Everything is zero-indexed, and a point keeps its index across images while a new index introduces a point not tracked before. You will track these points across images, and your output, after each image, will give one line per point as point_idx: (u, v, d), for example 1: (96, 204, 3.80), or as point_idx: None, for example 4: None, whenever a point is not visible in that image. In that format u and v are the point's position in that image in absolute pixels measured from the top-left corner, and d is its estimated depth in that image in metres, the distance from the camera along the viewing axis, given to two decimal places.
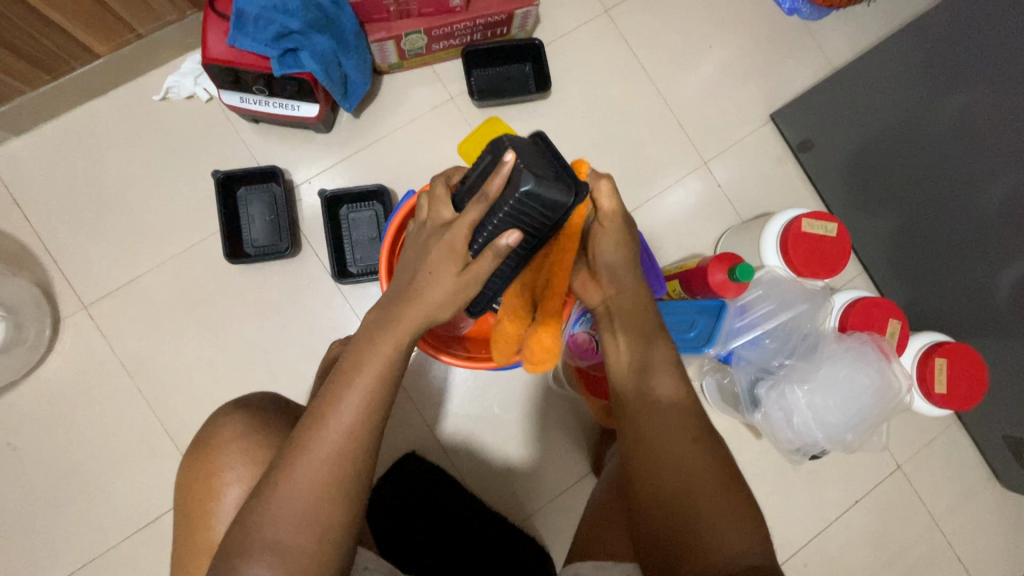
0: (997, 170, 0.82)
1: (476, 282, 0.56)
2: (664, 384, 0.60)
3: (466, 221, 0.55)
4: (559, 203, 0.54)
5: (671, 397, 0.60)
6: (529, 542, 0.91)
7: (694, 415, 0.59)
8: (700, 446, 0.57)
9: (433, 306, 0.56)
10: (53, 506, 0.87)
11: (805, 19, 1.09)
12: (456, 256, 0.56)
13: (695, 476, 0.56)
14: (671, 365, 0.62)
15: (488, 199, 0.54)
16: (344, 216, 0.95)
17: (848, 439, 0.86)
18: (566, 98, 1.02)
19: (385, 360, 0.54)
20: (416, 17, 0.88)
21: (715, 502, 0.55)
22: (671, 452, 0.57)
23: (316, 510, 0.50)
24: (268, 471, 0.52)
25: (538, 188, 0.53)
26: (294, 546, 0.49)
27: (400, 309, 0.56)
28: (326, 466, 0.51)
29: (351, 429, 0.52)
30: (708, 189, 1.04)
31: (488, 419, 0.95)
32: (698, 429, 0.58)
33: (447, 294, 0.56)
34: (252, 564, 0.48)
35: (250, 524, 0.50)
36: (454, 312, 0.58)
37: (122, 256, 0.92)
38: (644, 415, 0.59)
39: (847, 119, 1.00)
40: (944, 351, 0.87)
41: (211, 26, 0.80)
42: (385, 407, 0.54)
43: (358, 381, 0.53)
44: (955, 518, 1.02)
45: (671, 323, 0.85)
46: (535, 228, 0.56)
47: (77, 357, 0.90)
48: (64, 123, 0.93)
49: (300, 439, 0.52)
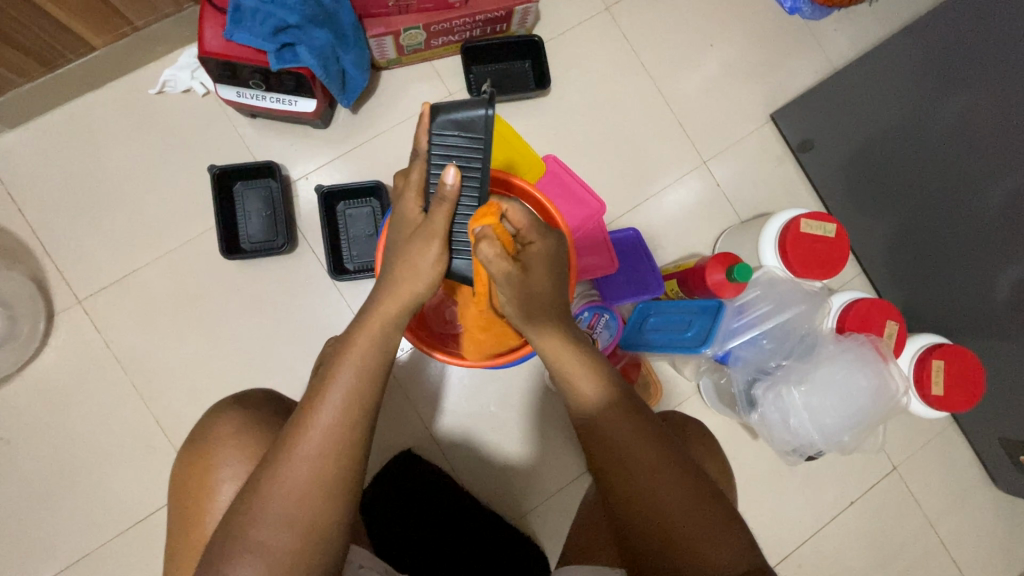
0: (993, 175, 0.82)
1: (433, 236, 0.57)
2: (602, 408, 0.58)
3: (411, 182, 0.59)
4: (482, 121, 0.57)
5: (624, 429, 0.56)
6: (523, 541, 0.91)
7: (656, 443, 0.56)
8: (669, 473, 0.55)
9: (405, 278, 0.58)
10: (46, 501, 0.87)
11: (806, 19, 1.09)
12: (415, 220, 0.60)
13: (666, 506, 0.54)
14: (598, 378, 0.59)
15: (420, 153, 0.58)
16: (341, 212, 0.94)
17: (844, 440, 0.86)
18: (566, 95, 1.01)
19: (362, 354, 0.55)
20: (415, 13, 0.87)
21: (691, 527, 0.54)
22: (636, 483, 0.55)
23: (299, 510, 0.49)
24: (257, 469, 0.51)
25: (455, 118, 0.57)
26: (277, 546, 0.48)
27: (378, 294, 0.58)
28: (310, 464, 0.50)
29: (333, 426, 0.52)
30: (706, 188, 1.04)
31: (484, 417, 0.95)
32: (662, 457, 0.55)
33: (415, 260, 0.58)
34: (239, 564, 0.48)
35: (236, 523, 0.49)
36: (426, 286, 0.59)
37: (117, 250, 0.92)
38: (604, 449, 0.57)
39: (850, 120, 0.99)
40: (942, 353, 0.87)
41: (207, 20, 0.79)
42: (370, 404, 0.54)
43: (340, 379, 0.53)
44: (950, 520, 1.02)
45: (670, 321, 0.87)
46: (470, 163, 0.58)
47: (71, 352, 0.89)
48: (59, 116, 0.92)
49: (285, 436, 0.52)
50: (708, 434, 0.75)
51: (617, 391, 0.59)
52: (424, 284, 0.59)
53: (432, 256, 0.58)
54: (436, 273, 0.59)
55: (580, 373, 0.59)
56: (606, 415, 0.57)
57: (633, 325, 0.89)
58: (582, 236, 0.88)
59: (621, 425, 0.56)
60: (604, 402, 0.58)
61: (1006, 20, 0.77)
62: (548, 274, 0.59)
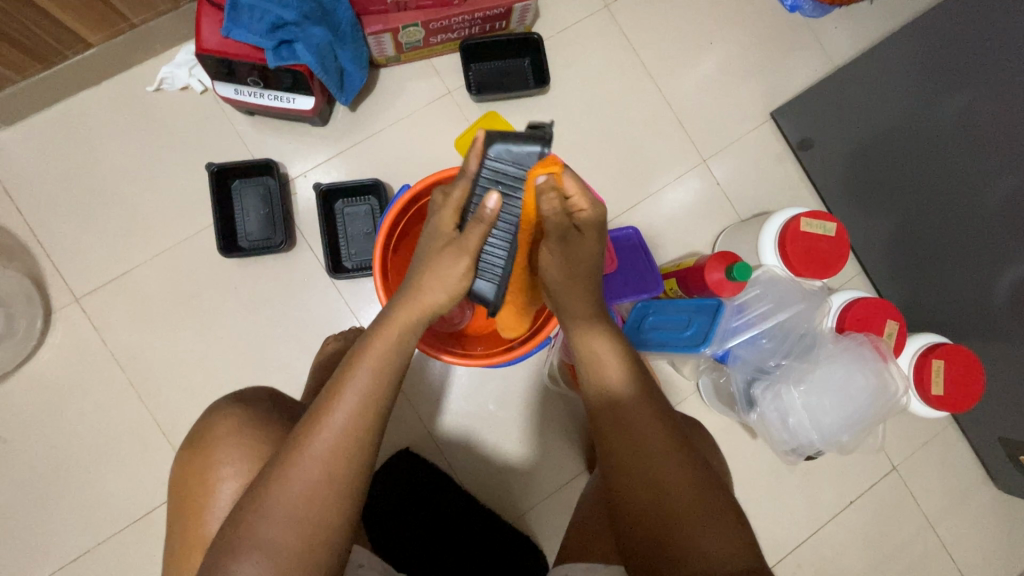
0: (995, 172, 0.81)
1: (465, 252, 0.58)
2: (623, 387, 0.59)
3: (452, 199, 0.58)
4: (537, 156, 0.58)
5: (641, 405, 0.58)
6: (522, 541, 0.91)
7: (669, 427, 0.57)
8: (679, 458, 0.56)
9: (429, 289, 0.58)
10: (43, 499, 0.87)
11: (807, 17, 1.08)
12: (446, 234, 0.59)
13: (672, 487, 0.54)
14: (625, 359, 0.61)
15: (468, 173, 0.58)
16: (339, 210, 0.93)
17: (843, 440, 0.86)
18: (565, 94, 1.01)
19: (380, 358, 0.55)
20: (414, 10, 0.86)
21: (695, 516, 0.53)
22: (647, 466, 0.55)
23: (308, 509, 0.49)
24: (264, 467, 0.51)
25: (511, 150, 0.58)
26: (284, 545, 0.48)
27: (401, 301, 0.58)
28: (321, 464, 0.50)
29: (347, 426, 0.51)
30: (706, 187, 1.03)
31: (483, 416, 0.95)
32: (673, 442, 0.56)
33: (443, 272, 0.58)
34: (244, 562, 0.47)
35: (242, 522, 0.49)
36: (450, 299, 0.60)
37: (114, 248, 0.91)
38: (616, 425, 0.58)
39: (850, 119, 0.99)
40: (943, 353, 0.87)
41: (205, 16, 0.79)
42: (384, 406, 0.54)
43: (355, 380, 0.53)
44: (949, 520, 1.02)
45: (669, 321, 0.85)
46: (518, 190, 0.58)
47: (69, 350, 0.89)
48: (57, 113, 0.92)
49: (296, 435, 0.52)
50: (708, 442, 0.72)
51: (643, 379, 0.60)
52: (448, 296, 0.59)
53: (462, 271, 0.58)
54: (461, 287, 0.59)
55: (607, 355, 0.61)
56: (628, 398, 0.58)
57: (632, 324, 0.87)
58: None
59: (637, 403, 0.58)
60: (627, 386, 0.59)
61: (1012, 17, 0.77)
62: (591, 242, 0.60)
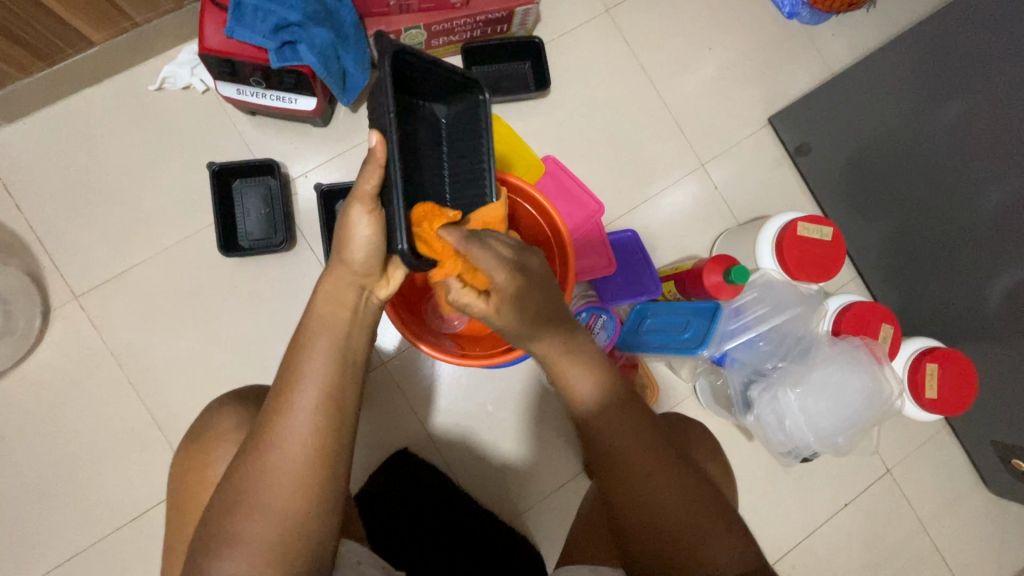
0: (991, 178, 0.83)
1: (357, 199, 0.54)
2: (595, 402, 0.58)
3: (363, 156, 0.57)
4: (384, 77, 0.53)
5: (623, 432, 0.56)
6: (520, 541, 0.91)
7: (655, 444, 0.56)
8: (665, 472, 0.55)
9: (343, 247, 0.56)
10: (39, 498, 0.87)
11: (804, 25, 1.10)
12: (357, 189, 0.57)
13: (666, 512, 0.54)
14: (592, 375, 0.58)
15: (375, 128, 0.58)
16: (340, 211, 0.92)
17: (839, 442, 0.87)
18: (566, 97, 1.02)
19: (325, 350, 0.54)
20: (417, 12, 0.87)
21: (688, 529, 0.54)
22: (634, 489, 0.55)
23: (279, 505, 0.49)
24: (236, 464, 0.51)
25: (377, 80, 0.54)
26: (255, 539, 0.48)
27: (328, 266, 0.57)
28: (285, 456, 0.50)
29: (306, 418, 0.51)
30: (704, 191, 1.04)
31: (481, 417, 0.95)
32: (660, 458, 0.56)
33: (348, 228, 0.55)
34: (221, 559, 0.48)
35: (220, 518, 0.49)
36: (366, 257, 0.56)
37: (114, 246, 0.91)
38: (600, 449, 0.57)
39: (846, 126, 1.00)
40: (968, 366, 0.87)
41: (209, 16, 0.79)
42: (345, 397, 0.54)
43: (311, 372, 0.53)
44: (941, 522, 1.03)
45: (667, 323, 0.87)
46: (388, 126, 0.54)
47: (67, 348, 0.89)
48: (58, 112, 0.92)
49: (262, 426, 0.52)
50: (713, 443, 0.74)
51: (615, 384, 0.58)
52: (361, 252, 0.56)
53: (359, 220, 0.54)
54: (366, 238, 0.55)
55: (577, 378, 0.58)
56: (603, 416, 0.57)
57: (631, 326, 0.90)
58: (581, 236, 0.89)
59: (619, 424, 0.56)
60: (602, 399, 0.58)
61: (998, 29, 0.80)
62: (521, 303, 0.54)
